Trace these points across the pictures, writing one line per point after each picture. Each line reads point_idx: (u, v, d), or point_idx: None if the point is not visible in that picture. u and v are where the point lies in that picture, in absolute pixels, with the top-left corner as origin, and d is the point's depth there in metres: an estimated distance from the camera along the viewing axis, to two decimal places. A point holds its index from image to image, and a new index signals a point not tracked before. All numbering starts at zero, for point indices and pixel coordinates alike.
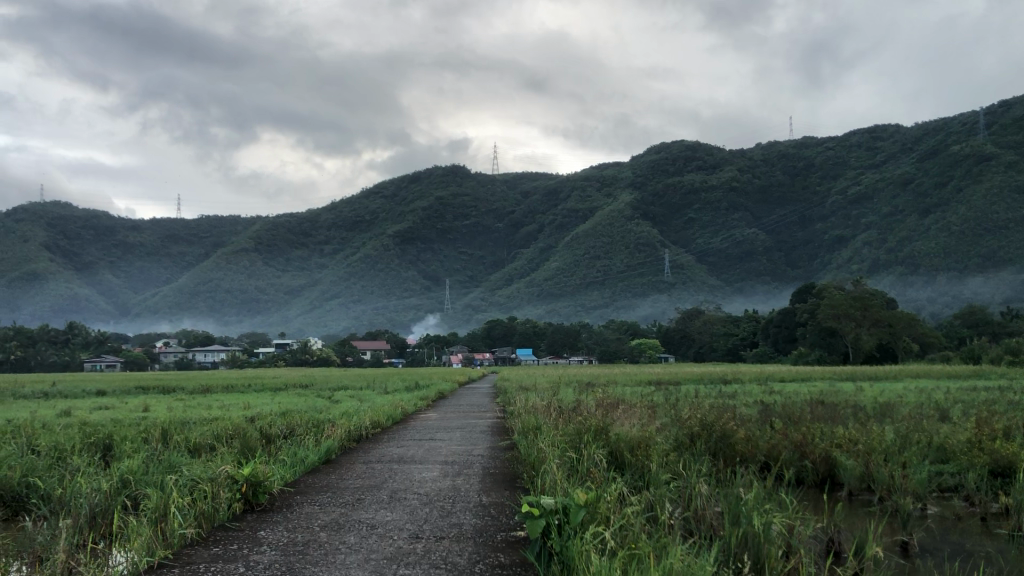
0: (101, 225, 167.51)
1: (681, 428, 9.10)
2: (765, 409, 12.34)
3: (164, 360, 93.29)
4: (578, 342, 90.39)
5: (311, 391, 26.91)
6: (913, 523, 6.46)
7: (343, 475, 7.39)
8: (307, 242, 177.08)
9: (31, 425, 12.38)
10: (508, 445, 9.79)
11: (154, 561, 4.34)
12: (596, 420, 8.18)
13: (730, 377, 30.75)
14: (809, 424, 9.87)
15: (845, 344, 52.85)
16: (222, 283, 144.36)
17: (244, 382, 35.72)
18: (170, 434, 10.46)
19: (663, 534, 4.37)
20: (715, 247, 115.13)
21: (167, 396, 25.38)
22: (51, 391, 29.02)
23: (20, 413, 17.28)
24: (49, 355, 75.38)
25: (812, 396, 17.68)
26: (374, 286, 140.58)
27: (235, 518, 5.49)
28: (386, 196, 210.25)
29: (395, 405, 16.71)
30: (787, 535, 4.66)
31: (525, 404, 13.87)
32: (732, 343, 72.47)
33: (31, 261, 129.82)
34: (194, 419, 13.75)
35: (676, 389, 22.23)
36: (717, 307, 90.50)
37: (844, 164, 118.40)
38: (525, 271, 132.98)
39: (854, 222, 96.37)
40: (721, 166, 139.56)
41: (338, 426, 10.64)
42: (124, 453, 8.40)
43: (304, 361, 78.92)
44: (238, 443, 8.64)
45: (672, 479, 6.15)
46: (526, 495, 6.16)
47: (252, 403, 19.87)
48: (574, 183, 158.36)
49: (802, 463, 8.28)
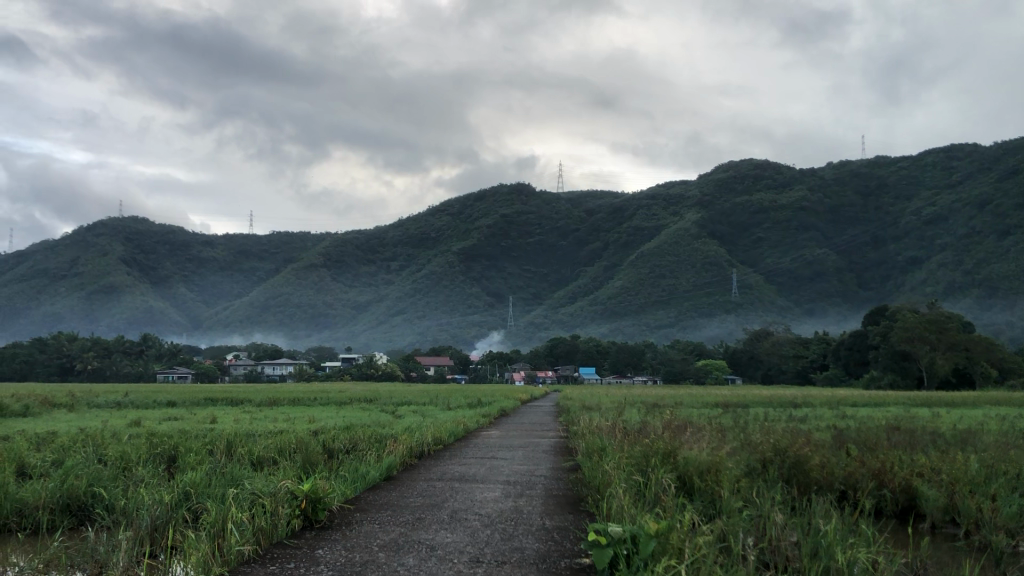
0: (176, 241, 172.05)
1: (752, 451, 8.77)
2: (839, 435, 11.90)
3: (233, 373, 95.24)
4: (642, 361, 89.44)
5: (375, 405, 27.10)
6: (1007, 562, 6.02)
7: (405, 492, 7.26)
8: (375, 259, 179.46)
9: (100, 434, 12.58)
10: (572, 465, 9.61)
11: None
12: (663, 442, 7.91)
13: (799, 401, 29.86)
14: (889, 450, 9.42)
15: (920, 368, 51.49)
16: (291, 298, 146.83)
17: (308, 395, 36.12)
18: (234, 446, 10.51)
19: (739, 566, 4.13)
20: (784, 268, 112.98)
21: (233, 409, 25.71)
22: (125, 400, 29.62)
23: (92, 422, 17.60)
24: (124, 367, 77.27)
25: (889, 422, 17.01)
26: (439, 302, 141.50)
27: (294, 535, 5.38)
28: (452, 214, 212.09)
29: (457, 421, 16.58)
30: (870, 569, 4.40)
31: (588, 424, 13.59)
32: (803, 366, 70.95)
33: (109, 274, 134.13)
34: (258, 432, 13.85)
35: (743, 412, 21.63)
36: (785, 328, 88.74)
37: (919, 184, 115.72)
38: (589, 290, 132.31)
39: (929, 243, 93.60)
40: (791, 185, 137.59)
41: (401, 443, 10.55)
42: (188, 465, 8.42)
43: (369, 375, 79.70)
44: (298, 456, 8.61)
45: (748, 507, 5.86)
46: (591, 518, 5.93)
47: (317, 416, 19.96)
48: (640, 202, 157.69)
49: (881, 493, 7.88)
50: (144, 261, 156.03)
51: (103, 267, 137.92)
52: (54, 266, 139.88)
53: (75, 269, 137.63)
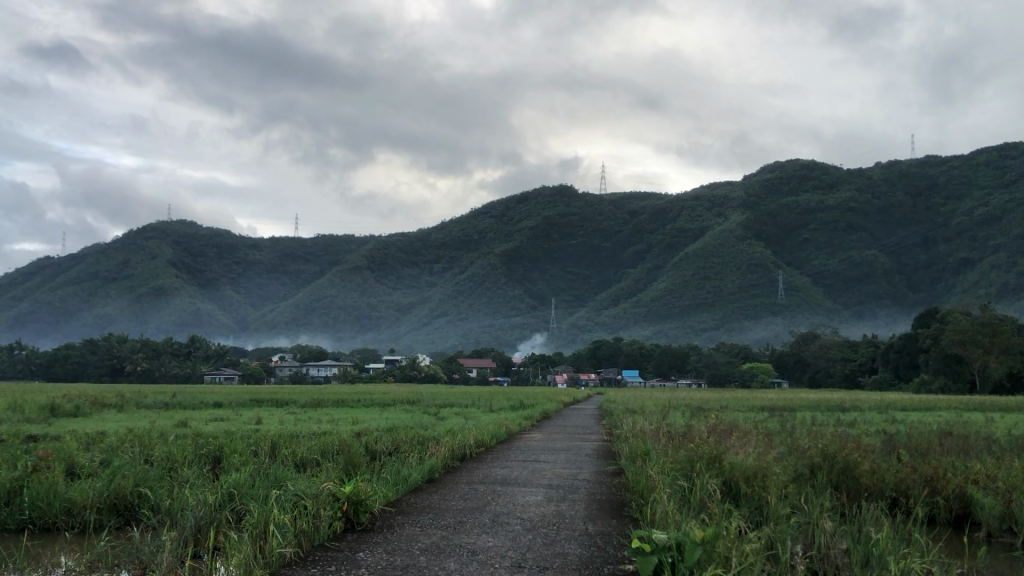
0: (223, 244, 174.59)
1: (800, 456, 8.56)
2: (891, 441, 11.65)
3: (279, 374, 96.34)
4: (686, 364, 88.70)
5: (418, 407, 27.14)
6: None
7: (447, 496, 7.21)
8: (418, 261, 180.45)
9: (148, 435, 12.78)
10: (615, 469, 9.49)
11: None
12: (709, 448, 7.76)
13: (848, 405, 29.27)
14: (942, 457, 9.17)
15: (972, 371, 50.37)
16: (336, 301, 148.19)
17: (354, 396, 36.33)
18: (279, 446, 10.58)
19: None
20: (832, 270, 111.26)
21: (279, 410, 25.92)
22: (172, 401, 30.09)
23: (142, 422, 17.89)
24: (172, 368, 78.38)
25: (942, 426, 16.62)
26: (482, 305, 141.79)
27: (336, 538, 5.36)
28: (494, 217, 212.49)
29: (500, 424, 16.53)
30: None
31: (632, 427, 13.45)
32: (851, 369, 69.91)
33: (158, 277, 136.54)
34: (300, 433, 13.93)
35: (791, 416, 21.24)
36: (833, 331, 87.38)
37: (970, 184, 113.30)
38: (632, 292, 131.60)
39: (981, 244, 91.43)
40: (838, 186, 135.65)
41: (443, 445, 10.53)
42: (233, 466, 8.49)
43: (413, 377, 80.07)
44: (339, 459, 8.60)
45: (795, 515, 5.76)
46: (634, 525, 5.87)
47: (361, 417, 20.05)
48: (684, 204, 156.57)
49: (934, 501, 7.67)
50: (192, 264, 158.52)
51: (152, 270, 140.36)
52: (106, 269, 142.80)
53: (126, 272, 140.38)
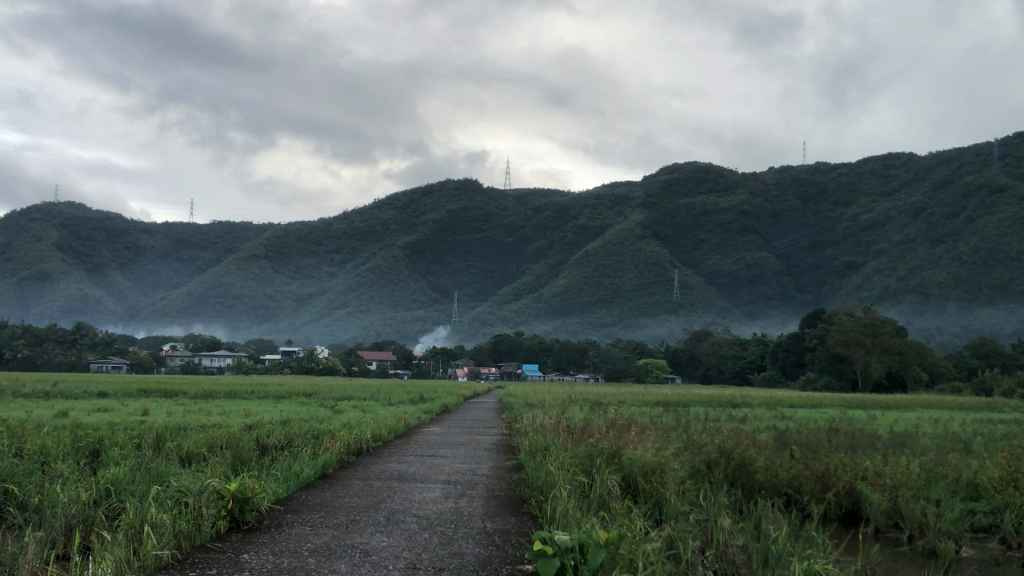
0: (113, 228, 167.83)
1: (696, 452, 8.60)
2: (782, 437, 11.92)
3: (170, 364, 93.07)
4: (585, 360, 89.85)
5: (314, 400, 26.44)
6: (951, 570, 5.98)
7: (340, 493, 6.94)
8: (318, 252, 177.38)
9: (22, 427, 11.99)
10: (515, 464, 9.40)
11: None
12: (609, 442, 7.70)
13: (739, 402, 29.86)
14: (833, 453, 9.40)
15: (854, 371, 52.44)
16: (232, 290, 144.46)
17: (245, 388, 35.27)
18: (164, 440, 10.09)
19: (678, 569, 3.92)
20: (725, 270, 114.23)
21: (168, 401, 24.85)
22: (53, 391, 28.64)
23: (18, 413, 16.90)
24: (56, 355, 75.04)
25: (826, 424, 17.11)
26: (383, 296, 140.38)
27: (219, 538, 5.04)
28: (398, 209, 210.65)
29: (397, 418, 16.21)
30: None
31: (532, 422, 13.38)
32: (740, 366, 72.08)
33: (42, 261, 130.39)
34: (189, 426, 13.33)
35: (687, 412, 21.53)
36: (725, 329, 89.68)
37: (857, 191, 118.24)
38: (534, 287, 132.26)
39: (866, 248, 95.05)
40: (733, 189, 139.77)
41: (338, 440, 10.19)
42: (113, 460, 8.00)
43: (310, 368, 78.60)
44: (227, 453, 8.23)
45: (693, 511, 5.76)
46: (535, 522, 5.72)
47: (254, 411, 19.46)
48: (586, 202, 158.50)
49: (825, 497, 7.79)
50: (79, 247, 151.91)
51: (36, 253, 133.82)
52: None
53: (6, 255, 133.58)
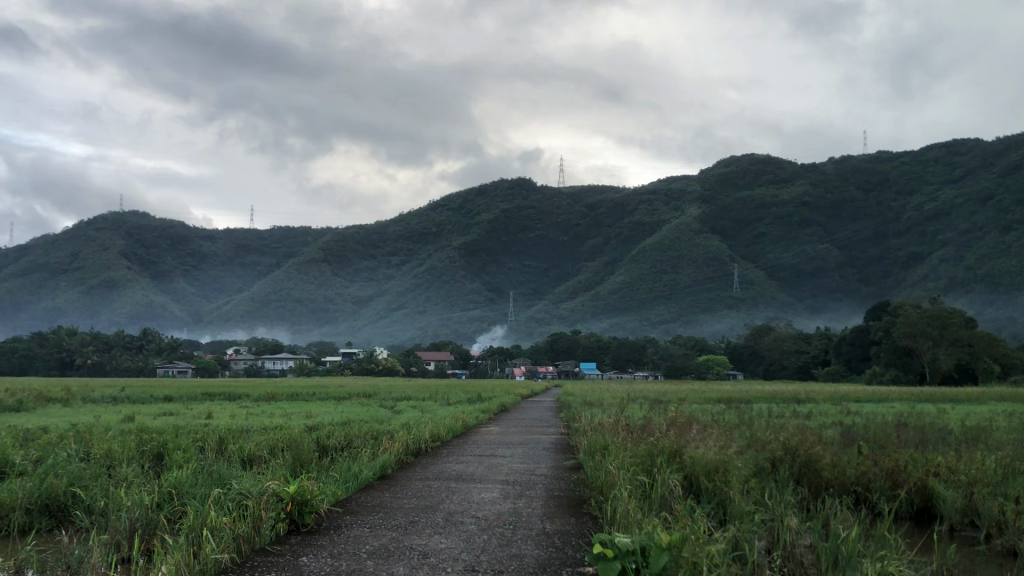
0: (177, 236, 171.68)
1: (759, 450, 8.39)
2: (849, 432, 11.59)
3: (234, 367, 94.85)
4: (643, 357, 89.20)
5: (373, 400, 26.57)
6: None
7: (399, 494, 6.90)
8: (375, 254, 179.17)
9: (89, 431, 12.24)
10: (574, 463, 9.31)
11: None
12: (670, 440, 7.55)
13: (803, 397, 29.26)
14: (903, 450, 9.08)
15: (922, 363, 51.15)
16: (293, 293, 146.70)
17: (304, 389, 35.71)
18: (226, 443, 10.20)
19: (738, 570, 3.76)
20: (785, 263, 112.36)
21: (231, 404, 25.26)
22: (121, 395, 29.31)
23: (87, 417, 17.34)
24: (124, 361, 77.01)
25: (893, 418, 16.65)
26: (440, 297, 141.18)
27: (277, 542, 5.04)
28: (453, 210, 211.64)
29: (456, 417, 16.22)
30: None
31: (589, 421, 13.24)
32: (803, 361, 70.82)
33: (110, 269, 134.08)
34: (252, 428, 13.50)
35: (749, 408, 21.17)
36: (787, 324, 88.20)
37: (920, 179, 115.22)
38: (591, 285, 131.70)
39: (931, 238, 92.54)
40: (792, 180, 137.48)
41: (397, 440, 10.22)
42: (176, 463, 8.11)
43: (370, 370, 79.37)
44: (287, 454, 8.28)
45: (758, 510, 5.58)
46: (595, 523, 5.63)
47: (315, 412, 19.60)
48: (641, 198, 157.34)
49: (896, 493, 7.51)
50: (145, 255, 155.63)
51: (104, 262, 137.59)
52: (56, 261, 140.07)
53: (76, 264, 137.45)
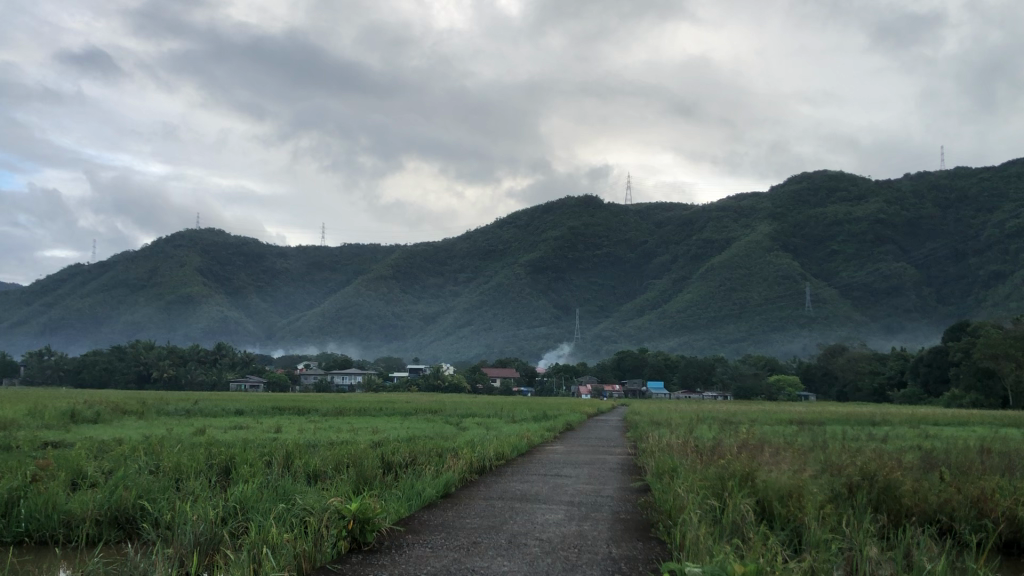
0: (250, 253, 175.76)
1: (837, 474, 8.05)
2: (929, 458, 11.07)
3: (304, 382, 96.37)
4: (712, 377, 87.91)
5: (440, 417, 26.56)
6: None
7: (461, 513, 6.82)
8: (443, 271, 180.73)
9: (160, 444, 12.40)
10: (641, 486, 9.05)
11: None
12: (742, 463, 7.30)
13: (880, 419, 28.38)
14: (988, 477, 8.59)
15: (1005, 387, 49.27)
16: (362, 310, 148.75)
17: (372, 404, 35.96)
18: (293, 457, 10.29)
19: None
20: (859, 282, 109.68)
21: (298, 419, 25.50)
22: (195, 408, 29.92)
23: (160, 430, 17.70)
24: (199, 375, 78.84)
25: (976, 444, 15.91)
26: (506, 314, 141.47)
27: (339, 559, 4.98)
28: (520, 227, 212.40)
29: (520, 435, 16.13)
30: None
31: (657, 442, 12.98)
32: (879, 383, 68.95)
33: (186, 285, 137.71)
34: (319, 443, 13.55)
35: (824, 430, 20.60)
36: (861, 344, 86.05)
37: (1001, 194, 111.40)
38: (658, 303, 130.56)
39: (1013, 256, 89.36)
40: (866, 197, 134.46)
41: (460, 458, 10.11)
42: (242, 477, 8.18)
43: (436, 387, 79.79)
44: (350, 471, 8.26)
45: (837, 539, 5.34)
46: (662, 549, 5.46)
47: (381, 428, 19.64)
48: (710, 215, 155.58)
49: (983, 523, 7.10)
50: (220, 272, 159.62)
51: (181, 278, 141.45)
52: (135, 278, 144.40)
53: (155, 279, 141.71)
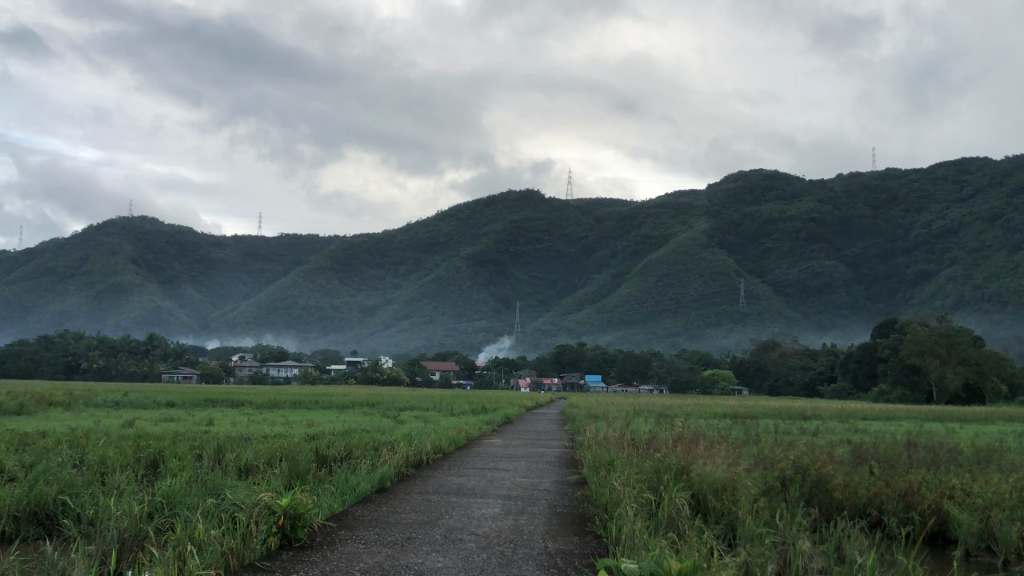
0: (185, 243, 172.23)
1: (769, 468, 8.12)
2: (858, 452, 11.29)
3: (239, 373, 94.66)
4: (649, 370, 88.92)
5: (376, 409, 26.41)
6: None
7: (398, 507, 6.72)
8: (382, 264, 179.45)
9: (84, 436, 11.99)
10: (578, 479, 9.04)
11: None
12: (677, 457, 7.33)
13: (810, 414, 29.10)
14: (914, 471, 8.81)
15: (930, 383, 50.80)
16: (299, 301, 146.92)
17: (309, 397, 35.46)
18: (225, 451, 10.02)
19: None
20: (792, 279, 111.94)
21: (232, 412, 25.01)
22: (123, 400, 29.17)
23: (85, 421, 17.17)
24: (130, 366, 76.93)
25: (901, 437, 16.35)
26: (446, 306, 141.11)
27: (270, 555, 4.85)
28: (460, 220, 212.03)
29: (459, 429, 16.06)
30: None
31: (594, 435, 12.99)
32: (810, 377, 70.41)
33: (118, 274, 134.26)
34: (253, 436, 13.32)
35: (756, 424, 21.03)
36: (793, 339, 87.89)
37: (929, 195, 114.82)
38: (597, 297, 131.57)
39: (939, 256, 92.30)
40: (800, 197, 137.36)
41: (397, 451, 9.98)
42: (173, 471, 7.98)
43: (374, 379, 79.25)
44: (283, 464, 8.06)
45: (770, 532, 5.38)
46: (599, 543, 5.45)
47: (317, 420, 19.40)
48: (649, 211, 157.29)
49: (909, 514, 7.25)
50: (153, 260, 155.93)
51: (112, 267, 137.85)
52: (64, 265, 140.32)
53: (85, 268, 137.87)
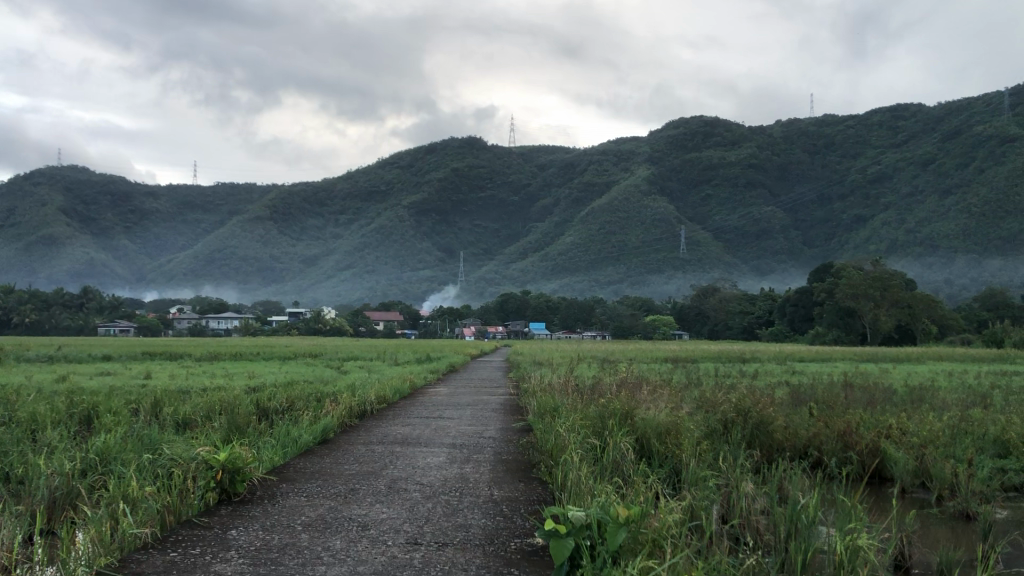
0: (118, 193, 167.51)
1: (710, 410, 8.20)
2: (796, 393, 11.45)
3: (178, 326, 93.05)
4: (591, 317, 89.68)
5: (321, 361, 26.09)
6: (969, 527, 5.69)
7: (339, 459, 6.62)
8: (324, 213, 177.02)
9: (15, 392, 11.66)
10: (522, 426, 9.03)
11: (88, 556, 3.61)
12: (621, 401, 7.33)
13: (752, 356, 29.63)
14: (851, 410, 8.98)
15: (864, 325, 52.08)
16: (238, 251, 144.46)
17: (252, 349, 34.85)
18: (163, 404, 9.79)
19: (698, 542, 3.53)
20: (732, 225, 113.39)
21: (170, 364, 24.49)
22: (57, 354, 28.40)
23: (18, 377, 16.75)
24: (64, 320, 75.05)
25: (838, 377, 16.76)
26: (389, 256, 140.06)
27: (207, 511, 4.72)
28: (403, 168, 209.60)
29: (403, 378, 16.01)
30: (846, 539, 3.89)
31: (538, 382, 13.04)
32: (748, 321, 71.73)
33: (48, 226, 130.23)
34: (193, 389, 13.08)
35: (697, 368, 21.40)
36: (732, 285, 89.35)
37: (865, 141, 116.72)
38: (540, 245, 131.80)
39: (874, 202, 94.24)
40: (740, 143, 138.62)
41: (341, 401, 9.87)
42: (108, 425, 7.76)
43: (317, 330, 78.62)
44: (223, 417, 7.87)
45: (715, 476, 5.40)
46: (544, 490, 5.41)
47: (258, 372, 19.16)
48: (591, 158, 157.23)
49: (847, 454, 7.38)
50: (85, 211, 151.48)
51: (42, 218, 133.66)
52: None
53: (13, 219, 133.42)
